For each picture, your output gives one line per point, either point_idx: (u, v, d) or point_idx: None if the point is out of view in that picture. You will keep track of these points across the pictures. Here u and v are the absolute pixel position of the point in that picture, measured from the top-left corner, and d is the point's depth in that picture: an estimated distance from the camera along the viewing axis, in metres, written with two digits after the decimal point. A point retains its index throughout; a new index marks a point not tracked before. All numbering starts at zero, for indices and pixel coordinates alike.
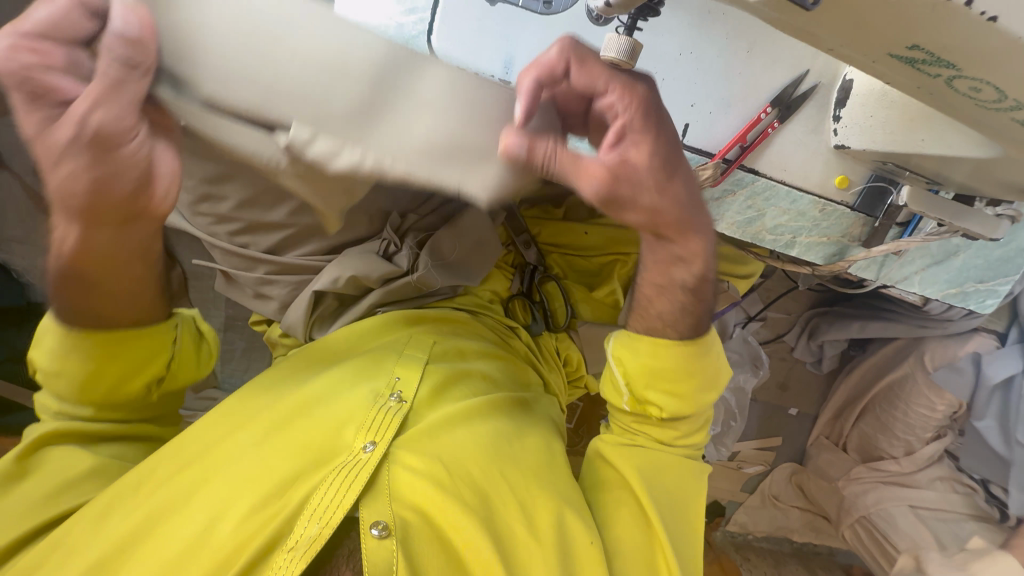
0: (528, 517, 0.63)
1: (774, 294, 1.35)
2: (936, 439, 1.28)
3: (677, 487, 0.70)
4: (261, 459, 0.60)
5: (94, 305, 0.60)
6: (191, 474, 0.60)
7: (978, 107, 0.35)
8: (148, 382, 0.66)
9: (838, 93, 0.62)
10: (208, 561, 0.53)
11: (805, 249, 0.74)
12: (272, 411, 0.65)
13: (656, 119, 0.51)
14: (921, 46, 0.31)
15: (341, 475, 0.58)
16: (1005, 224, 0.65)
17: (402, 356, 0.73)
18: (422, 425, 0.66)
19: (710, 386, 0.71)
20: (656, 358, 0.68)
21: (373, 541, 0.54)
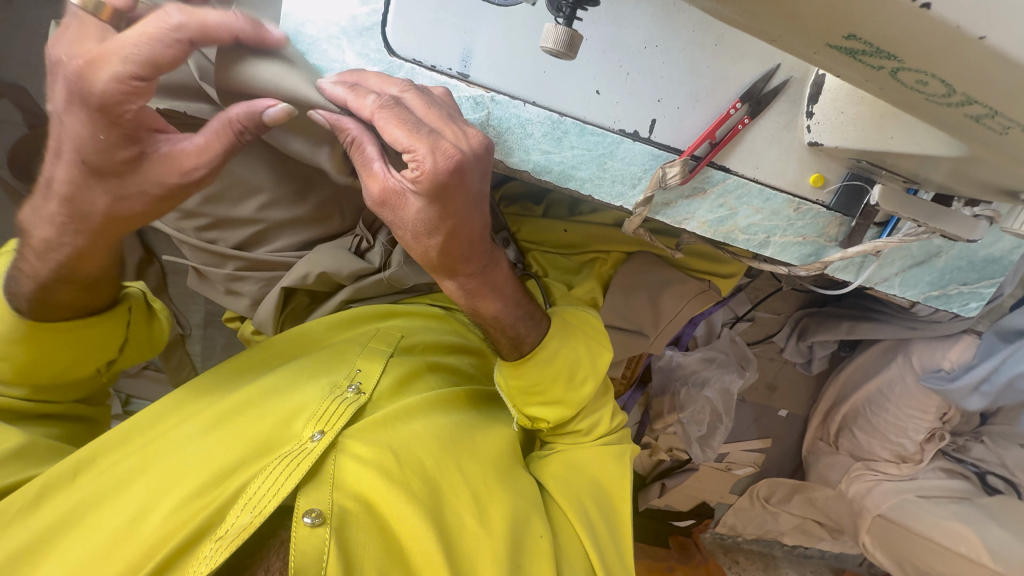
0: (478, 510, 0.60)
1: (762, 294, 1.32)
2: (930, 441, 1.27)
3: (617, 484, 0.69)
4: (203, 449, 0.58)
5: (58, 303, 0.58)
6: (131, 461, 0.58)
7: (930, 102, 0.33)
8: (98, 366, 0.65)
9: (810, 88, 0.61)
10: (138, 549, 0.51)
11: (780, 249, 0.71)
12: (223, 401, 0.63)
13: (444, 189, 0.47)
14: (859, 36, 0.29)
15: (283, 464, 0.55)
16: (982, 225, 0.63)
17: (365, 348, 0.70)
18: (377, 415, 0.63)
19: (579, 380, 0.69)
20: (535, 376, 0.67)
21: (305, 530, 0.51)
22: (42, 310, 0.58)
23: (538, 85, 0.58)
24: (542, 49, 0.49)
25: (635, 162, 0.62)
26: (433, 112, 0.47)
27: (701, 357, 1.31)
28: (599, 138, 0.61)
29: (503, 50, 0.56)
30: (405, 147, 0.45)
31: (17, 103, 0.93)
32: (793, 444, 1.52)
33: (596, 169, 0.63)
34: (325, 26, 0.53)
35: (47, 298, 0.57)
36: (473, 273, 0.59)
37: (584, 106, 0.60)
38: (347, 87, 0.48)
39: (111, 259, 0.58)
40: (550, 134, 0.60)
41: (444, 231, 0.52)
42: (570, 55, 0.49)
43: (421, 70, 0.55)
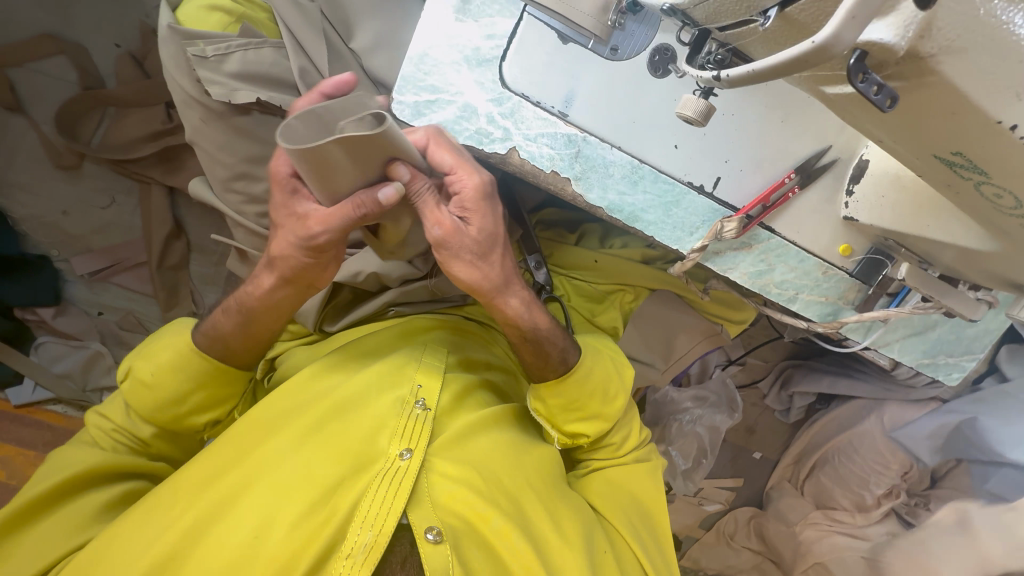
0: (556, 525, 0.68)
1: (755, 341, 1.43)
2: (888, 496, 1.37)
3: (652, 494, 0.77)
4: (303, 464, 0.65)
5: (225, 342, 0.69)
6: (233, 479, 0.64)
7: (996, 210, 0.41)
8: (210, 420, 0.73)
9: (854, 169, 0.69)
10: (271, 563, 0.59)
11: (805, 306, 0.78)
12: (303, 416, 0.69)
13: (486, 199, 0.59)
14: (965, 154, 0.35)
15: (385, 483, 0.63)
16: (982, 308, 0.72)
17: (421, 363, 0.76)
18: (450, 432, 0.71)
19: (613, 395, 0.74)
20: (576, 393, 0.72)
21: (430, 545, 0.60)
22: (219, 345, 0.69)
23: (626, 131, 0.64)
24: (678, 114, 0.53)
25: (696, 213, 0.68)
26: (453, 153, 0.58)
27: (693, 396, 1.37)
28: (670, 187, 0.67)
29: (602, 98, 0.62)
30: (449, 170, 0.58)
31: (80, 67, 0.95)
32: (761, 485, 1.57)
33: (661, 214, 0.68)
34: (450, 54, 0.62)
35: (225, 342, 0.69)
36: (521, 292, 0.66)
37: (662, 156, 0.66)
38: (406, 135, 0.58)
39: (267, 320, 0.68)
40: (628, 176, 0.66)
41: (499, 245, 0.62)
42: (703, 124, 0.53)
43: (526, 104, 0.62)
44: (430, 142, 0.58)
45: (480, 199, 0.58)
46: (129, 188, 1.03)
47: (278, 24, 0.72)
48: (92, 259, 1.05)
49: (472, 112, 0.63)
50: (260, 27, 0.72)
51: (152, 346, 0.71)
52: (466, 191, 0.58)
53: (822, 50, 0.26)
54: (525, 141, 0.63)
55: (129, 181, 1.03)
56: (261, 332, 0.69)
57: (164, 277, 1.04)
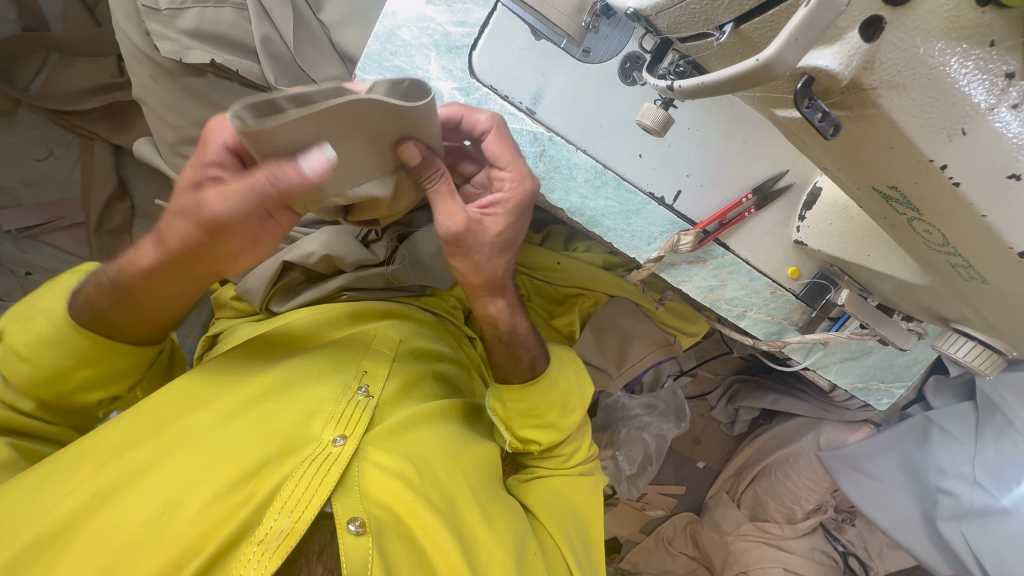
0: (487, 525, 0.68)
1: (707, 354, 1.48)
2: (817, 512, 1.45)
3: (589, 505, 0.78)
4: (226, 440, 0.62)
5: (114, 321, 0.61)
6: (147, 450, 0.60)
7: (926, 245, 0.42)
8: (103, 397, 0.67)
9: (807, 196, 0.71)
10: (174, 547, 0.55)
11: (752, 323, 0.81)
12: (237, 390, 0.66)
13: (522, 209, 0.61)
14: (899, 187, 0.36)
15: (313, 469, 0.61)
16: (913, 337, 0.74)
17: (370, 349, 0.75)
18: (389, 423, 0.69)
19: (571, 407, 0.75)
20: (537, 402, 0.73)
21: (351, 537, 0.59)
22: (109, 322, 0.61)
23: (591, 135, 0.64)
24: (638, 121, 0.54)
25: (655, 224, 0.70)
26: (510, 150, 0.58)
27: (643, 403, 1.40)
28: (631, 196, 0.67)
29: (570, 99, 0.62)
30: (503, 165, 0.58)
31: (21, 6, 0.88)
32: (701, 493, 1.63)
33: (621, 221, 0.69)
34: (420, 37, 0.61)
35: (109, 317, 0.61)
36: (503, 296, 0.71)
37: (626, 164, 0.66)
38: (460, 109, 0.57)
39: (173, 302, 0.60)
40: (591, 181, 0.66)
41: (509, 251, 0.64)
42: (660, 135, 0.53)
43: (495, 96, 0.62)
44: (494, 135, 0.57)
45: (517, 207, 0.60)
46: (71, 142, 0.96)
47: None
48: (19, 215, 0.97)
49: (438, 99, 0.62)
50: None
51: (27, 311, 0.63)
52: (507, 194, 0.59)
53: (763, 70, 0.26)
54: None
55: (71, 135, 0.96)
56: (157, 310, 0.61)
57: (101, 240, 0.97)
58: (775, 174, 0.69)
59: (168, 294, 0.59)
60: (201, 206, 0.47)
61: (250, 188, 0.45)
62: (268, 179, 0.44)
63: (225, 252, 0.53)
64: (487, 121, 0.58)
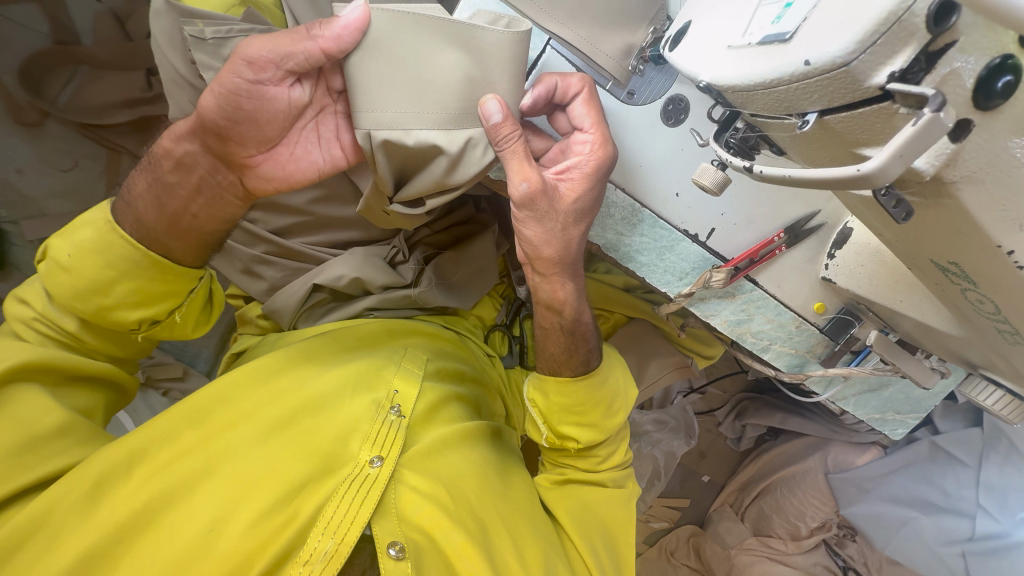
0: (518, 552, 0.69)
1: (717, 372, 1.51)
2: (820, 528, 1.46)
3: (619, 522, 0.79)
4: (268, 457, 0.63)
5: (150, 217, 0.61)
6: (191, 466, 0.61)
7: (977, 311, 0.43)
8: (145, 320, 0.66)
9: (837, 236, 0.71)
10: (222, 562, 0.57)
11: (776, 355, 0.82)
12: (276, 406, 0.67)
13: (599, 176, 0.59)
14: (958, 265, 0.37)
15: (354, 490, 0.62)
16: (936, 376, 0.75)
17: (400, 366, 0.75)
18: (422, 444, 0.70)
19: (615, 410, 0.77)
20: (583, 399, 0.74)
21: (390, 561, 0.60)
22: (139, 228, 0.61)
23: (630, 174, 0.64)
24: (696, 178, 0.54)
25: (687, 260, 0.70)
26: (596, 115, 0.58)
27: (653, 419, 1.40)
28: (666, 233, 0.68)
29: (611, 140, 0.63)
30: (584, 128, 0.58)
31: (55, 20, 0.88)
32: (705, 507, 1.65)
33: (655, 257, 0.70)
34: None
35: (146, 214, 0.61)
36: (574, 277, 0.70)
37: (662, 203, 0.66)
38: (558, 75, 0.58)
39: (205, 200, 0.61)
40: (627, 218, 0.67)
41: (584, 222, 0.62)
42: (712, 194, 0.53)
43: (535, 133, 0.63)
44: (584, 98, 0.58)
45: (596, 172, 0.59)
46: (97, 154, 0.95)
47: (285, 13, 0.68)
48: (44, 226, 0.96)
49: None
50: (265, 13, 0.67)
51: (72, 224, 0.63)
52: (586, 159, 0.59)
53: (864, 178, 0.27)
54: None
55: (97, 148, 0.96)
56: (182, 216, 0.61)
57: None
58: (808, 214, 0.70)
59: (198, 185, 0.60)
60: (241, 51, 0.50)
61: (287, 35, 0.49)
62: (309, 36, 0.48)
63: (251, 130, 0.54)
64: (579, 83, 0.58)
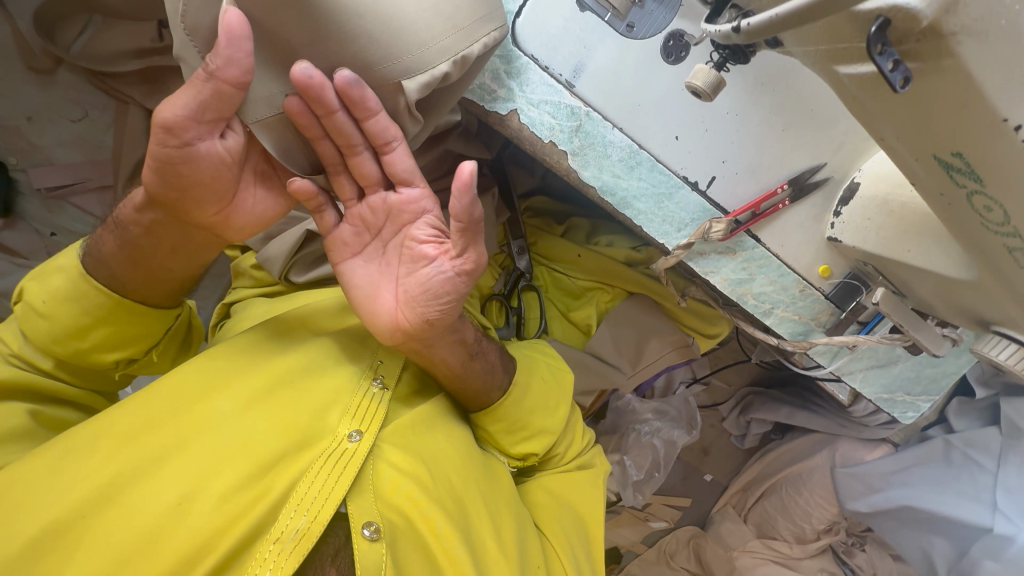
0: (496, 534, 0.67)
1: (721, 362, 1.45)
2: (827, 532, 1.41)
3: (591, 509, 0.77)
4: (244, 430, 0.61)
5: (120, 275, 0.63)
6: (163, 437, 0.60)
7: (982, 225, 0.40)
8: (122, 359, 0.67)
9: (844, 191, 0.68)
10: (190, 537, 0.56)
11: (778, 321, 0.79)
12: (255, 377, 0.65)
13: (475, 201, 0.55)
14: (964, 155, 0.35)
15: (329, 466, 0.61)
16: (947, 344, 0.72)
17: (385, 340, 0.73)
18: (403, 419, 0.68)
19: (558, 413, 0.77)
20: (521, 414, 0.74)
21: (366, 542, 0.58)
22: (111, 281, 0.63)
23: (629, 114, 0.63)
24: (690, 83, 0.55)
25: (687, 209, 0.68)
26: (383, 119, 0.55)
27: (654, 408, 1.36)
28: (664, 178, 0.66)
29: (610, 77, 0.62)
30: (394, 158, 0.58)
31: None
32: (707, 508, 1.58)
33: (653, 204, 0.68)
34: None
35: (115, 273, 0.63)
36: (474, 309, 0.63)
37: (661, 146, 0.65)
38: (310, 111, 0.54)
39: (174, 256, 0.62)
40: (625, 160, 0.65)
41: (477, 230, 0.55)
42: (710, 96, 0.54)
43: (535, 66, 0.62)
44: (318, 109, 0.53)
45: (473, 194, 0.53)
46: (106, 104, 0.97)
47: None
48: (52, 173, 0.99)
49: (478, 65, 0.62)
50: None
51: (47, 268, 0.65)
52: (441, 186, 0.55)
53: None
54: (527, 105, 0.63)
55: (106, 98, 0.98)
56: (158, 270, 0.63)
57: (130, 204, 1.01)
58: (816, 166, 0.67)
59: (169, 241, 0.61)
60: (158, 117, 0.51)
61: (193, 87, 0.49)
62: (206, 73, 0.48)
63: (204, 193, 0.56)
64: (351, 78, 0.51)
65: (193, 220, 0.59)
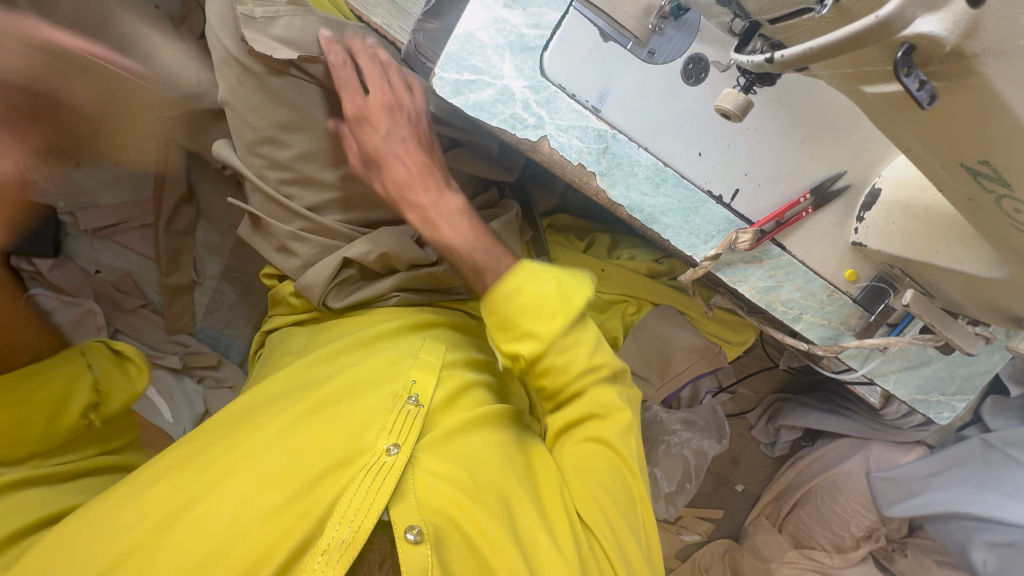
0: (545, 529, 0.66)
1: (747, 370, 1.45)
2: (867, 539, 1.38)
3: (628, 463, 0.70)
4: (288, 453, 0.64)
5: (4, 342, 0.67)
6: (214, 468, 0.63)
7: (1011, 227, 0.42)
8: (74, 411, 0.74)
9: (867, 197, 0.70)
10: (245, 558, 0.58)
11: (808, 326, 0.79)
12: (296, 405, 0.69)
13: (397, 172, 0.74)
14: (990, 162, 0.37)
15: (370, 479, 0.63)
16: (980, 342, 0.72)
17: (418, 358, 0.76)
18: (440, 430, 0.70)
19: (552, 320, 0.67)
20: (507, 316, 0.67)
21: (410, 546, 0.59)
22: None
23: (655, 135, 0.66)
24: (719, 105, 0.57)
25: (713, 222, 0.70)
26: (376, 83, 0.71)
27: (681, 419, 1.34)
28: (690, 193, 0.69)
29: (633, 101, 0.65)
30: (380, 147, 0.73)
31: None
32: (740, 520, 1.56)
33: (679, 219, 0.70)
34: (494, 36, 0.64)
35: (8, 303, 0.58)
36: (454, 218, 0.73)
37: (685, 162, 0.68)
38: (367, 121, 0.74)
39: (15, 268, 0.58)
40: (651, 178, 0.68)
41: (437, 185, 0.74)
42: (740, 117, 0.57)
43: (563, 94, 0.65)
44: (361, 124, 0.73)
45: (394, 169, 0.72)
46: None
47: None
48: (98, 217, 1.07)
49: (510, 97, 0.65)
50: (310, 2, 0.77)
51: None
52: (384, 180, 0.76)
53: (883, 26, 0.31)
54: (556, 131, 0.66)
55: None
56: None
57: (169, 241, 1.10)
58: (839, 173, 0.70)
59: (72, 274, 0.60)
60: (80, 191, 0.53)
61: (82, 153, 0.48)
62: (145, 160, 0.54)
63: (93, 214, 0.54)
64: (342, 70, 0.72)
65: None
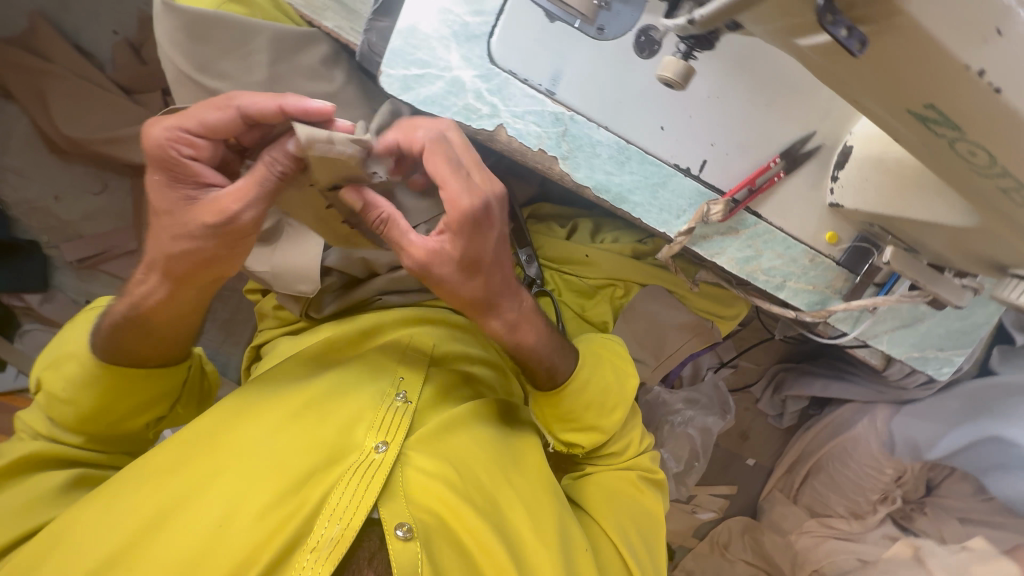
0: (533, 524, 0.67)
1: (747, 343, 1.43)
2: (883, 502, 1.35)
3: (650, 510, 0.77)
4: (276, 451, 0.64)
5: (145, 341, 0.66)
6: (201, 468, 0.63)
7: (974, 173, 0.41)
8: (149, 418, 0.73)
9: (839, 155, 0.69)
10: (231, 558, 0.58)
11: (793, 293, 0.77)
12: (283, 404, 0.68)
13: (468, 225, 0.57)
14: (936, 106, 0.36)
15: (358, 476, 0.63)
16: (968, 294, 0.71)
17: (406, 355, 0.76)
18: (426, 426, 0.70)
19: (611, 410, 0.74)
20: (570, 403, 0.72)
21: (399, 542, 0.59)
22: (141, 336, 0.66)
23: (614, 112, 0.65)
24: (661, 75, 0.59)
25: (683, 196, 0.69)
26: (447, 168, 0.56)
27: (685, 397, 1.32)
28: (656, 169, 0.68)
29: (587, 81, 0.64)
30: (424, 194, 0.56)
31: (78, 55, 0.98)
32: (754, 493, 1.55)
33: (648, 195, 0.69)
34: (438, 28, 0.63)
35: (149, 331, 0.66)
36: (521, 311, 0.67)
37: (648, 138, 0.67)
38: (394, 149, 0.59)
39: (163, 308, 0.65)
40: (614, 157, 0.67)
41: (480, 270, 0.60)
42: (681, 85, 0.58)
43: (514, 81, 0.64)
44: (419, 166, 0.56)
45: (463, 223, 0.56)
46: (122, 174, 1.05)
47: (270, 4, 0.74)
48: (80, 246, 1.06)
49: (461, 88, 0.65)
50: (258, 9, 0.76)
51: (57, 356, 0.69)
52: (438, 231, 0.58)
53: None
54: (513, 118, 0.65)
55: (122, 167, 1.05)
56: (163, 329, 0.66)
57: None
58: (808, 135, 0.68)
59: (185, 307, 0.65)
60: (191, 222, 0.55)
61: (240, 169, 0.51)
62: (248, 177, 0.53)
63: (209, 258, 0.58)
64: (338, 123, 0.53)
65: (199, 278, 0.60)
